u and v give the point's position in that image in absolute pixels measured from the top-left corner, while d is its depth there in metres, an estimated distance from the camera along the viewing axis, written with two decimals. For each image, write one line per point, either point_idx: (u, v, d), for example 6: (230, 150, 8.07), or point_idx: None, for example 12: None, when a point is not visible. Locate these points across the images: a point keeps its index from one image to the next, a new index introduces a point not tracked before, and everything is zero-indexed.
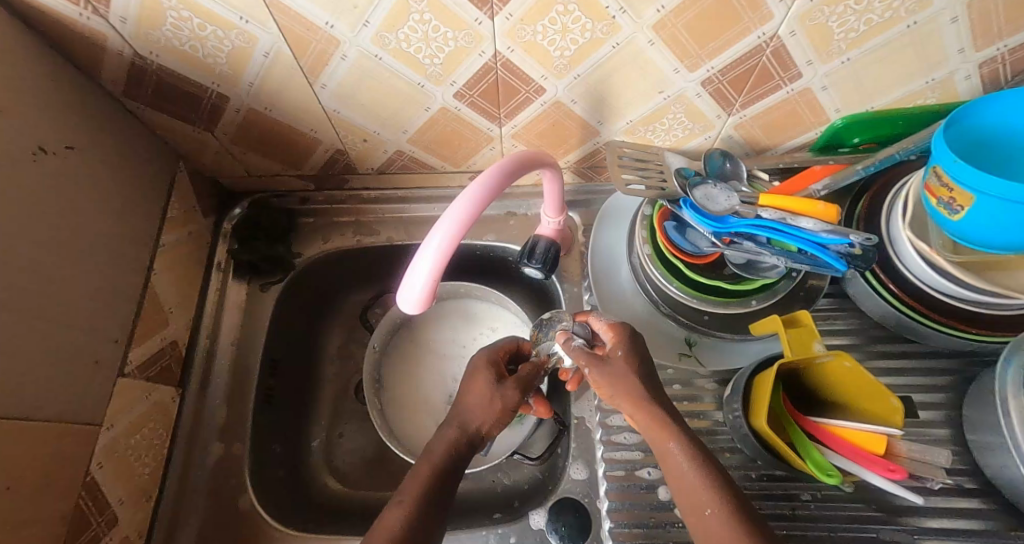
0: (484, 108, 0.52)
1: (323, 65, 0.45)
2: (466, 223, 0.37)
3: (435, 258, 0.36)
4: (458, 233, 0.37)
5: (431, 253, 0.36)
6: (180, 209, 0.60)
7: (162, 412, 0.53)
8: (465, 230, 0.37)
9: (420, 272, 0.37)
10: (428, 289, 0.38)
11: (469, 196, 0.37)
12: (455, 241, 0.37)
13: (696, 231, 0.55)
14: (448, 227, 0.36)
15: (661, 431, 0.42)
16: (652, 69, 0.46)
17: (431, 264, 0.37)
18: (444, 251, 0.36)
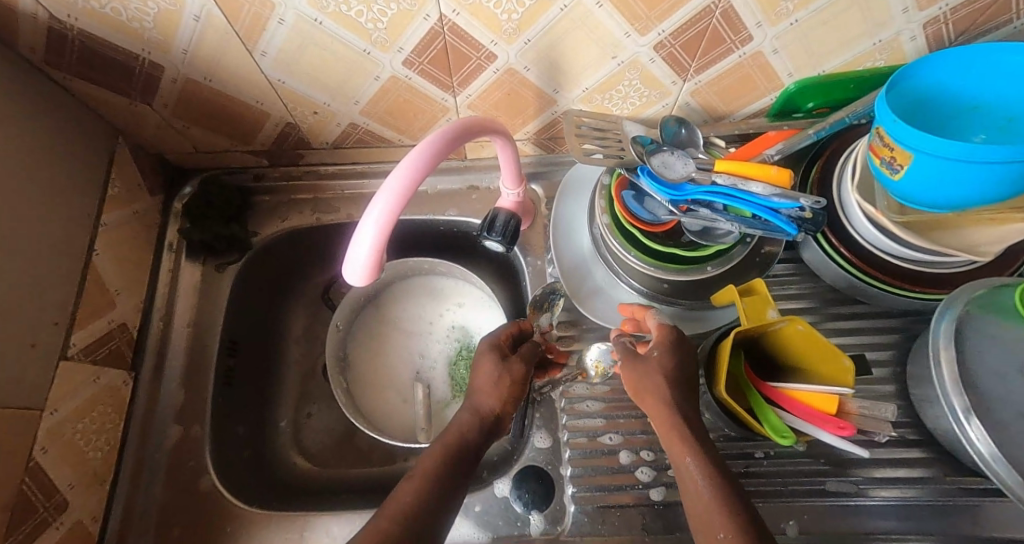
0: (435, 77, 0.50)
1: (260, 30, 0.43)
2: (407, 193, 0.36)
3: (377, 231, 0.36)
4: (399, 205, 0.36)
5: (373, 226, 0.36)
6: (123, 187, 0.57)
7: (113, 397, 0.52)
8: (407, 200, 0.36)
9: (362, 246, 0.36)
10: (373, 263, 0.37)
11: (411, 161, 0.36)
12: (398, 207, 0.36)
13: (654, 199, 0.55)
14: (388, 199, 0.35)
15: (679, 445, 0.39)
16: (603, 32, 0.45)
17: (374, 238, 0.36)
18: (386, 223, 0.36)
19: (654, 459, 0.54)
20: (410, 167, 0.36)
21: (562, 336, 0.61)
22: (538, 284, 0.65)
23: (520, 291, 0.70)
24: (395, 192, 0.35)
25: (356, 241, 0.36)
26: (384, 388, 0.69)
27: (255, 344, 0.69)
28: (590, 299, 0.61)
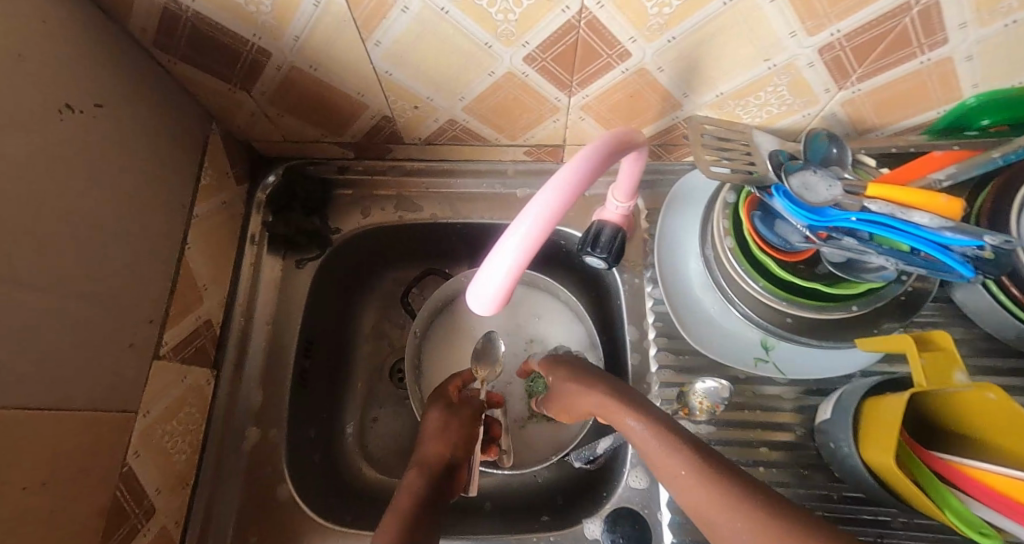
0: (555, 75, 0.45)
1: (379, 18, 0.39)
2: (552, 221, 0.31)
3: (514, 262, 0.31)
4: (542, 234, 0.31)
5: (510, 256, 0.31)
6: (214, 176, 0.55)
7: (197, 396, 0.50)
8: (551, 229, 0.31)
9: (495, 276, 0.32)
10: (502, 294, 0.33)
11: (558, 183, 0.30)
12: (540, 235, 0.31)
13: (788, 223, 0.47)
14: (531, 227, 0.30)
15: (636, 401, 0.38)
16: (765, 31, 0.38)
17: (509, 269, 0.32)
18: (526, 254, 0.31)
19: None
20: (558, 190, 0.30)
21: (660, 365, 0.56)
22: (634, 303, 0.60)
23: (608, 308, 0.64)
24: (540, 220, 0.30)
25: (487, 269, 0.32)
26: None
27: (329, 343, 0.66)
28: (697, 326, 0.55)
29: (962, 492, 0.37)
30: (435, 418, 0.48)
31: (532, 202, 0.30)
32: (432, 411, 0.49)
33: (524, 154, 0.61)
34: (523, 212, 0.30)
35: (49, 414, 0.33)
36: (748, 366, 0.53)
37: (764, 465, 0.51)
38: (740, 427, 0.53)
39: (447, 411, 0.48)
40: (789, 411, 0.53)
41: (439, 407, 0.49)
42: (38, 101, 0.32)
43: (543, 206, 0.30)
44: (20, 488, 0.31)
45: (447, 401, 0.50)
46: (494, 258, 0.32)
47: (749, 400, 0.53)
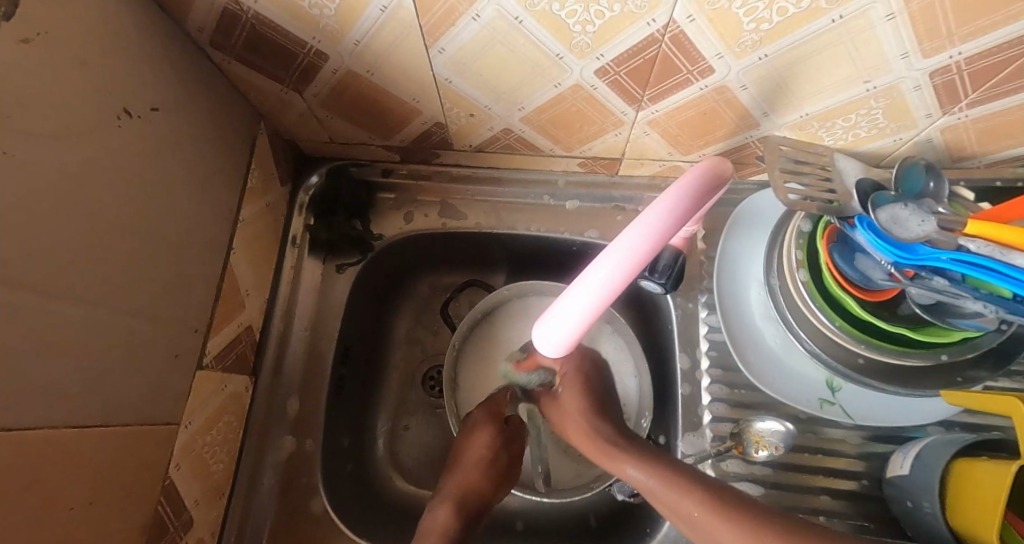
0: (626, 89, 0.42)
1: (448, 25, 0.36)
2: (634, 270, 0.28)
3: (588, 308, 0.30)
4: (622, 282, 0.29)
5: (584, 303, 0.30)
6: (261, 177, 0.54)
7: (236, 404, 0.50)
8: (632, 277, 0.28)
9: (565, 321, 0.31)
10: (573, 337, 0.32)
11: (641, 232, 0.27)
12: (619, 286, 0.29)
13: (870, 258, 0.43)
14: (610, 276, 0.28)
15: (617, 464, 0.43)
16: (873, 51, 0.34)
17: (582, 314, 0.30)
18: (601, 301, 0.29)
19: None
20: (643, 235, 0.28)
21: (713, 397, 0.53)
22: (686, 329, 0.56)
23: (655, 332, 0.61)
24: (619, 269, 0.28)
25: (557, 312, 0.31)
26: None
27: (365, 349, 0.65)
28: (758, 361, 0.51)
29: None
30: (480, 441, 0.51)
31: (612, 248, 0.28)
32: (480, 431, 0.51)
33: (578, 165, 0.58)
34: (601, 257, 0.28)
35: (96, 432, 0.32)
36: (812, 407, 0.50)
37: (825, 515, 0.47)
38: (801, 472, 0.49)
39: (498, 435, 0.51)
40: (854, 458, 0.49)
41: (489, 425, 0.51)
42: (91, 107, 0.31)
43: (623, 253, 0.27)
44: (67, 509, 0.30)
45: (497, 417, 0.52)
46: (564, 302, 0.30)
47: (810, 443, 0.50)
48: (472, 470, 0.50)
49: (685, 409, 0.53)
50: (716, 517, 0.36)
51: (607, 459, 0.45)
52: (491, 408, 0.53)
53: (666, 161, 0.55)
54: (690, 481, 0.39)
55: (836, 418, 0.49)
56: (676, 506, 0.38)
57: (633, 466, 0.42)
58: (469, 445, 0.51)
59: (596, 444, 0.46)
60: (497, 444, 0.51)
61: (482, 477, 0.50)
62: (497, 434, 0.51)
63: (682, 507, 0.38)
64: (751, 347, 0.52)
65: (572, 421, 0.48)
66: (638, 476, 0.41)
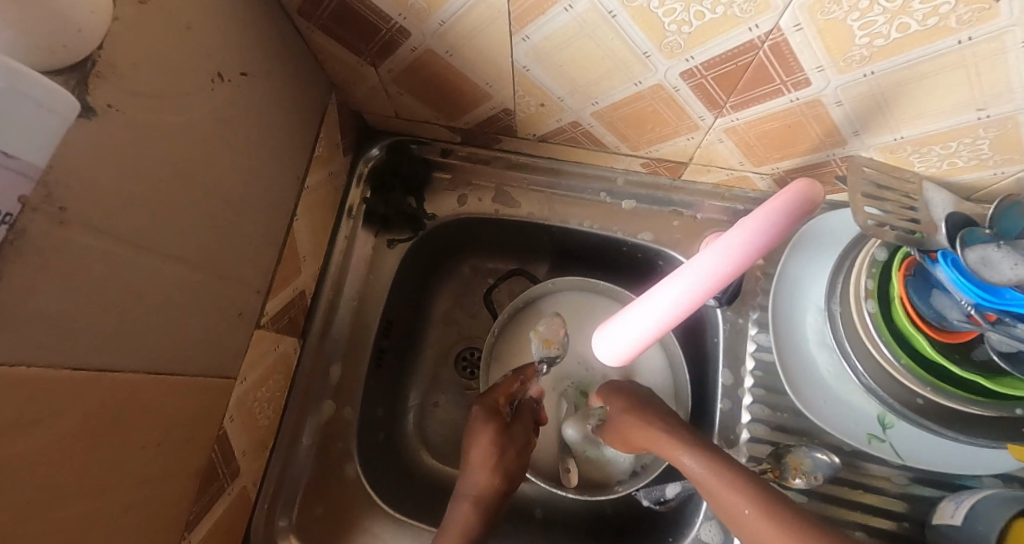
0: (709, 94, 0.41)
1: (537, 13, 0.35)
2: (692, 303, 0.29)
3: (655, 324, 0.31)
4: (694, 301, 0.29)
5: (651, 320, 0.31)
6: (327, 146, 0.54)
7: (284, 364, 0.52)
8: (689, 309, 0.29)
9: (619, 343, 0.33)
10: (636, 351, 0.33)
11: (699, 270, 0.28)
12: (676, 317, 0.30)
13: (949, 298, 0.40)
14: (677, 297, 0.29)
15: (675, 447, 0.44)
16: (994, 78, 0.32)
17: (645, 332, 0.32)
18: (669, 318, 0.30)
19: None
20: (722, 255, 0.27)
21: (753, 417, 0.52)
22: (733, 345, 0.55)
23: (700, 345, 0.59)
24: (691, 288, 0.28)
25: (613, 335, 0.33)
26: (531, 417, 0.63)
27: (406, 325, 0.66)
28: (807, 387, 0.49)
29: None
30: (483, 443, 0.51)
31: (687, 266, 0.28)
32: (482, 430, 0.51)
33: (640, 165, 0.57)
34: (674, 275, 0.29)
35: (166, 379, 0.34)
36: (859, 442, 0.48)
37: None
38: (839, 503, 0.48)
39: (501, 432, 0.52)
40: (897, 499, 0.47)
41: (491, 422, 0.52)
42: (192, 71, 0.32)
43: (679, 289, 0.29)
44: (141, 448, 0.32)
45: (498, 412, 0.53)
46: (630, 318, 0.32)
47: (851, 476, 0.49)
48: (479, 470, 0.50)
49: (723, 425, 0.53)
50: (762, 518, 0.36)
51: (665, 447, 0.46)
52: (489, 408, 0.53)
53: (735, 171, 0.53)
54: (740, 476, 0.39)
55: (884, 456, 0.47)
56: (724, 499, 0.39)
57: (691, 459, 0.43)
58: (475, 448, 0.51)
59: (658, 429, 0.47)
60: (502, 440, 0.51)
61: (490, 477, 0.50)
62: (498, 433, 0.51)
63: (735, 507, 0.38)
64: (802, 373, 0.50)
65: (631, 429, 0.49)
66: (698, 465, 0.42)
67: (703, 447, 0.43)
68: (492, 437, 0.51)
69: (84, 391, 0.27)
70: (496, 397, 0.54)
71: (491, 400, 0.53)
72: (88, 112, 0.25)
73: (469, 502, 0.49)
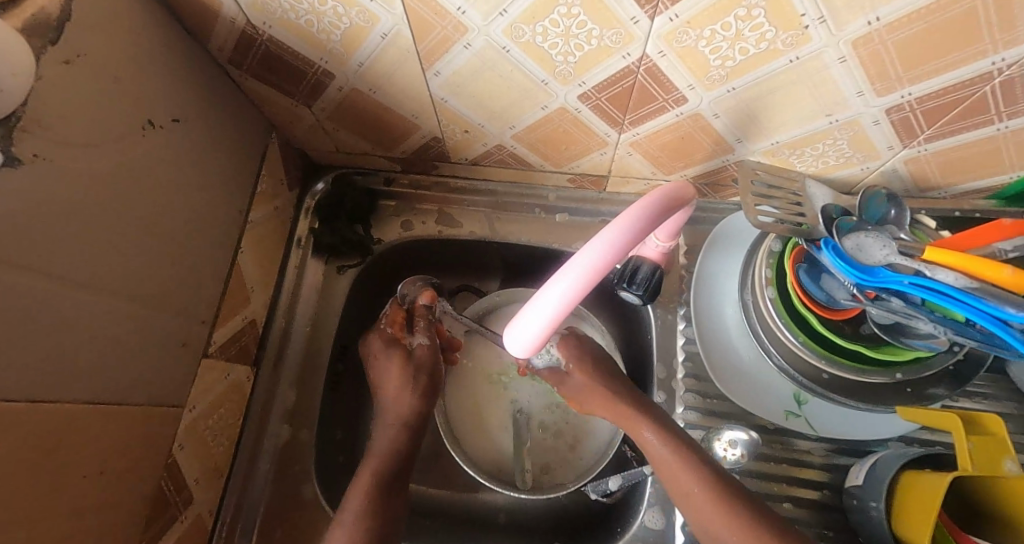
0: (608, 113, 0.46)
1: (442, 52, 0.40)
2: (578, 296, 0.32)
3: (548, 318, 0.33)
4: (576, 297, 0.32)
5: (544, 314, 0.33)
6: (270, 182, 0.57)
7: (238, 392, 0.53)
8: (577, 300, 0.32)
9: (521, 335, 0.35)
10: (536, 344, 0.36)
11: (584, 265, 0.31)
12: (568, 307, 0.33)
13: (835, 279, 0.46)
14: (565, 290, 0.31)
15: (632, 421, 0.49)
16: (831, 90, 0.38)
17: (542, 323, 0.34)
18: (560, 313, 0.33)
19: None
20: (597, 252, 0.30)
21: (687, 406, 0.55)
22: (664, 339, 0.59)
23: (637, 344, 0.63)
24: (575, 282, 0.31)
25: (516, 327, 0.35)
26: (485, 427, 0.65)
27: None
28: (730, 372, 0.54)
29: None
30: (393, 370, 0.55)
31: (569, 264, 0.31)
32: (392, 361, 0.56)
33: (568, 181, 0.62)
34: (561, 271, 0.31)
35: (106, 409, 0.36)
36: (777, 418, 0.52)
37: (786, 522, 0.49)
38: (766, 479, 0.51)
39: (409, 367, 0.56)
40: (818, 469, 0.51)
41: (397, 356, 0.56)
42: (120, 120, 0.35)
43: (566, 284, 0.31)
44: (81, 477, 0.34)
45: (398, 345, 0.57)
46: (530, 312, 0.34)
47: (777, 452, 0.52)
48: (392, 392, 0.54)
49: None
50: (708, 497, 0.42)
51: (625, 419, 0.50)
52: (385, 338, 0.58)
53: (650, 180, 0.58)
54: (694, 456, 0.45)
55: (800, 430, 0.52)
56: (676, 477, 0.44)
57: (653, 433, 0.47)
58: (387, 379, 0.55)
59: (616, 407, 0.50)
60: (412, 367, 0.56)
61: (410, 400, 0.54)
62: (405, 359, 0.56)
63: (681, 479, 0.44)
64: (723, 361, 0.54)
65: (595, 395, 0.52)
66: (652, 438, 0.47)
67: (648, 415, 0.49)
68: (403, 372, 0.55)
69: (20, 421, 0.29)
70: (389, 329, 0.58)
71: (385, 331, 0.58)
72: (12, 162, 0.27)
73: (396, 428, 0.53)
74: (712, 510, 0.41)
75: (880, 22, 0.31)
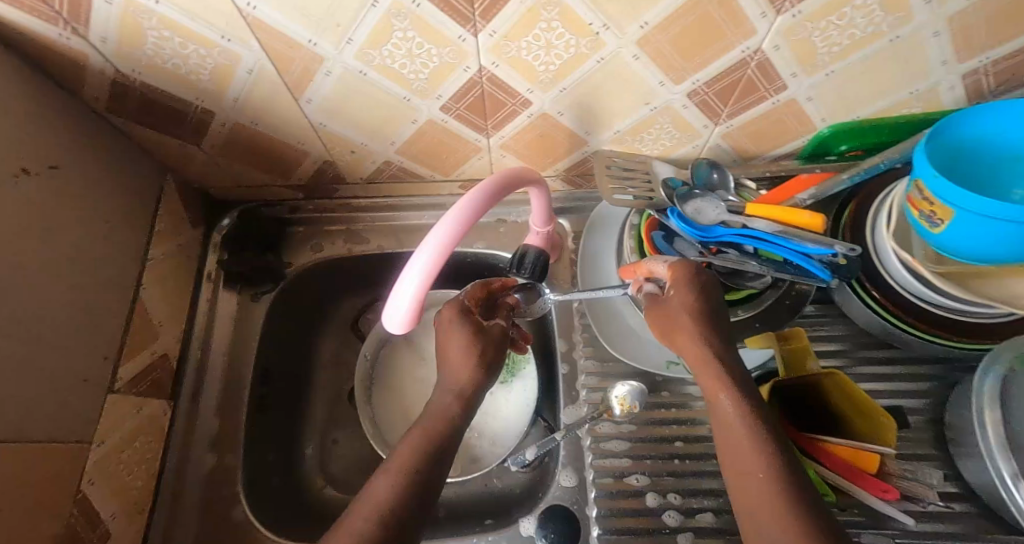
0: (470, 120, 0.52)
1: (307, 82, 0.45)
2: (438, 265, 0.36)
3: (415, 289, 0.37)
4: (436, 267, 0.36)
5: (409, 290, 0.37)
6: (170, 220, 0.59)
7: (153, 426, 0.54)
8: (437, 270, 0.37)
9: (394, 313, 0.38)
10: (409, 322, 0.39)
11: (439, 235, 0.36)
12: (430, 277, 0.37)
13: (684, 240, 0.54)
14: (426, 260, 0.36)
15: (713, 384, 0.39)
16: (639, 82, 0.46)
17: (409, 297, 0.37)
18: (422, 287, 0.37)
19: (682, 503, 0.53)
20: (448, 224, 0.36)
21: (586, 373, 0.61)
22: None
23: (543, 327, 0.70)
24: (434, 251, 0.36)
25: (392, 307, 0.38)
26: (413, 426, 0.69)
27: (286, 371, 0.69)
28: (617, 335, 0.61)
29: (817, 461, 0.47)
30: (459, 338, 0.49)
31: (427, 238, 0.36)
32: (458, 330, 0.49)
33: (460, 188, 0.67)
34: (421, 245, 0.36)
35: (3, 444, 0.37)
36: (661, 369, 0.59)
37: (678, 458, 0.56)
38: (657, 424, 0.58)
39: (477, 337, 0.49)
40: (701, 408, 0.58)
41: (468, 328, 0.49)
42: None
43: (427, 254, 0.36)
44: None
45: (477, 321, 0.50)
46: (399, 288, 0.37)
47: (664, 400, 0.59)
48: (456, 364, 0.48)
49: (566, 384, 0.61)
50: (772, 481, 0.34)
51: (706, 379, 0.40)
52: (460, 308, 0.51)
53: None
54: (758, 429, 0.36)
55: (680, 376, 0.59)
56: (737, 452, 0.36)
57: (732, 398, 0.38)
58: (450, 343, 0.49)
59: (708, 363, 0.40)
60: (478, 337, 0.49)
61: (471, 372, 0.48)
62: (474, 332, 0.49)
63: (743, 456, 0.35)
64: (611, 326, 0.62)
65: (686, 337, 0.42)
66: (733, 406, 0.38)
67: (739, 382, 0.39)
68: (459, 345, 0.48)
69: None
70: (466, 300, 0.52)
71: (462, 302, 0.52)
72: None
73: (415, 430, 0.44)
74: (767, 502, 0.33)
75: (649, 25, 0.39)
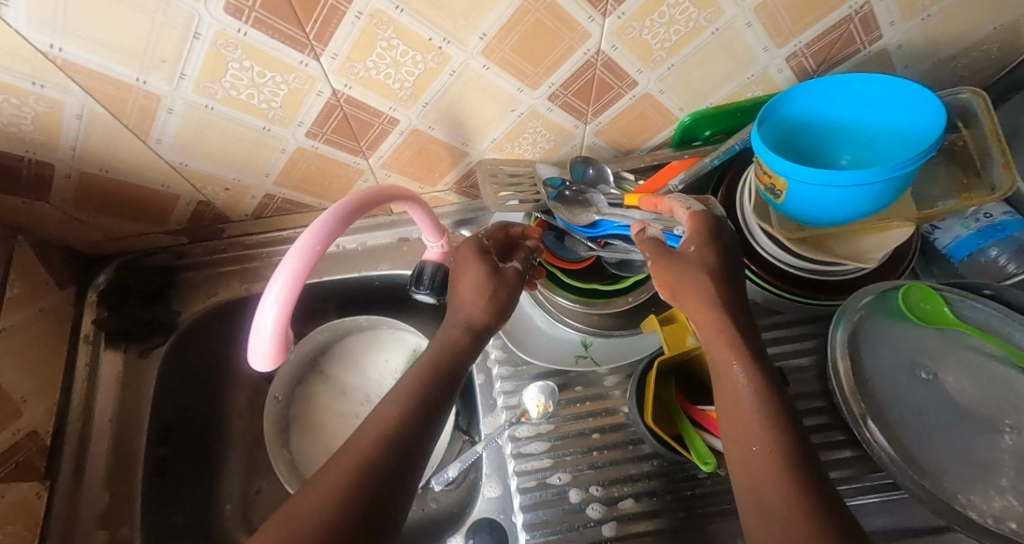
0: (341, 144, 0.51)
1: (149, 120, 0.42)
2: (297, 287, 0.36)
3: (277, 314, 0.36)
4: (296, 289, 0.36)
5: (265, 327, 0.36)
6: (28, 283, 0.54)
7: (22, 511, 0.49)
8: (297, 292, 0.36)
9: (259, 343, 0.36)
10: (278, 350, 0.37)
11: (294, 257, 0.36)
12: (290, 301, 0.36)
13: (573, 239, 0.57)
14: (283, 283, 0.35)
15: (727, 351, 0.37)
16: (497, 91, 0.47)
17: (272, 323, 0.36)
18: (280, 321, 0.36)
19: (603, 494, 0.54)
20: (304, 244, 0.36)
21: (502, 379, 0.61)
22: None
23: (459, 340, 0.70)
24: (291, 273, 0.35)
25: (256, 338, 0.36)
26: None
27: (190, 427, 0.65)
28: (525, 338, 0.61)
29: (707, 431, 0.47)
30: (474, 279, 0.47)
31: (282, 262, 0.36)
32: (468, 270, 0.48)
33: None
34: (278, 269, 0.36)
35: None
36: (570, 364, 0.60)
37: (596, 450, 0.56)
38: (573, 418, 0.58)
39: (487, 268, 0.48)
40: (616, 396, 0.59)
41: (476, 260, 0.48)
42: None
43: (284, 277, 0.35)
44: None
45: (487, 257, 0.49)
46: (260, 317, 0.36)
47: (580, 394, 0.59)
48: (468, 293, 0.47)
49: (483, 392, 0.61)
50: (768, 457, 0.33)
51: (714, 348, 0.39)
52: (477, 251, 0.49)
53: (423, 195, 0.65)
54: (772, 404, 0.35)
55: (590, 369, 0.59)
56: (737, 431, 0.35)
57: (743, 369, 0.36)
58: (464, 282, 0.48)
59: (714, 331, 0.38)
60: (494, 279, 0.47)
61: (479, 306, 0.46)
62: (485, 264, 0.48)
63: (741, 428, 0.35)
64: (521, 331, 0.62)
65: (701, 308, 0.39)
66: (746, 379, 0.36)
67: (750, 351, 0.37)
68: (474, 278, 0.47)
69: None
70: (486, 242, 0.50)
71: (480, 242, 0.50)
72: None
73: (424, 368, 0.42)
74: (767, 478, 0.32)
75: (488, 36, 0.40)
